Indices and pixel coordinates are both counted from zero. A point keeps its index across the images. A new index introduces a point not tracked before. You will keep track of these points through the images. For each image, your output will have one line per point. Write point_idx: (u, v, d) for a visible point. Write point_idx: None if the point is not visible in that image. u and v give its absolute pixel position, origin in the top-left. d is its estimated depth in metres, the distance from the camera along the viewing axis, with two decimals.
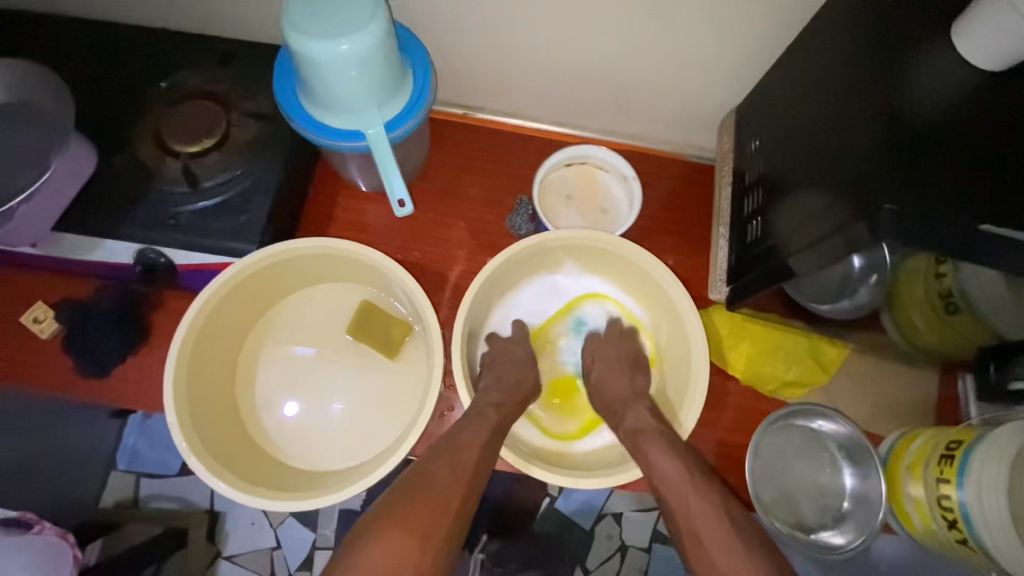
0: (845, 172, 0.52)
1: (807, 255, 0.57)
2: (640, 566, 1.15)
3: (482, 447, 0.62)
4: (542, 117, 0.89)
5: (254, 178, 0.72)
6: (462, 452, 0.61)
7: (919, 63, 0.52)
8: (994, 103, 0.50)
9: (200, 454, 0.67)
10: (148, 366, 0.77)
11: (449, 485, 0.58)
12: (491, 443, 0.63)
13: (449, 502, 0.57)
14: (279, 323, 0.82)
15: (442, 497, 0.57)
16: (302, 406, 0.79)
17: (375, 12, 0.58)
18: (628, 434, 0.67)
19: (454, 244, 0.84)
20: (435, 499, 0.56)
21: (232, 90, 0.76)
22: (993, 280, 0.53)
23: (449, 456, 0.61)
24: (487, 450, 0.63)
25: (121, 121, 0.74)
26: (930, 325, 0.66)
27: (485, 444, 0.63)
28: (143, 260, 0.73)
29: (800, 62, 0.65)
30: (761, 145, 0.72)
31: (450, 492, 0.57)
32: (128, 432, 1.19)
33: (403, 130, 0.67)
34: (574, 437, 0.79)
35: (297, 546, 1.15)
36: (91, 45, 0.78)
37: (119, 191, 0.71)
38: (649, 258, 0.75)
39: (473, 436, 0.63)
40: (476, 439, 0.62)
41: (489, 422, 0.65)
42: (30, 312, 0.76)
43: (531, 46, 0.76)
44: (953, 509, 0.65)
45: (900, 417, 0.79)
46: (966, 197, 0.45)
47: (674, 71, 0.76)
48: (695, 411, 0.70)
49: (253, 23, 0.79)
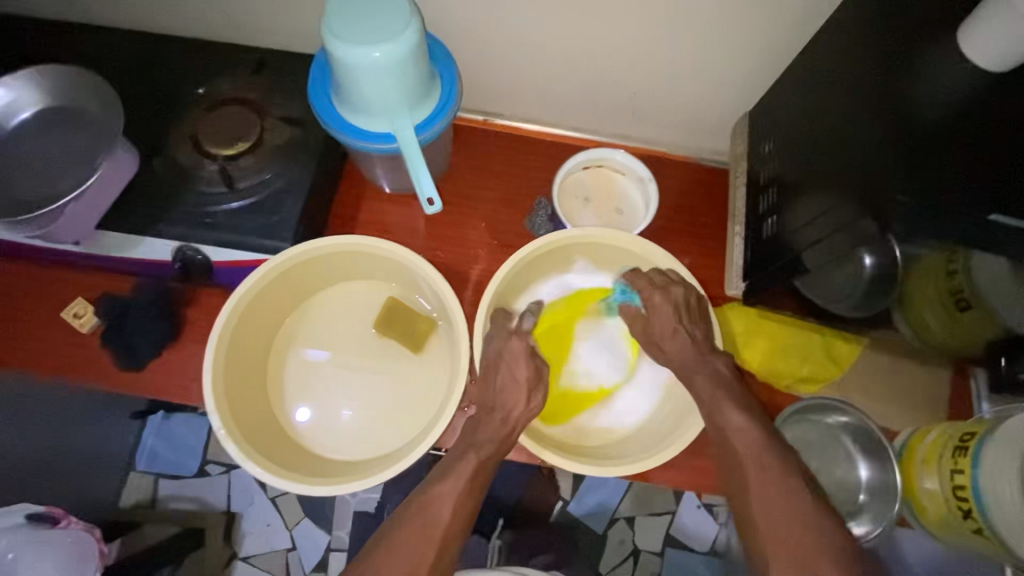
0: (855, 168, 0.54)
1: (822, 248, 0.59)
2: (652, 569, 1.16)
3: (454, 508, 0.61)
4: (558, 122, 0.92)
5: (287, 179, 0.76)
6: (434, 511, 0.60)
7: (925, 67, 0.55)
8: (999, 101, 0.53)
9: (236, 441, 0.70)
10: (181, 360, 0.79)
11: (422, 551, 0.58)
12: (467, 496, 0.62)
13: (420, 566, 0.57)
14: (307, 320, 0.84)
15: (414, 560, 0.58)
16: (329, 400, 0.81)
17: (409, 22, 0.61)
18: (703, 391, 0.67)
19: (475, 244, 0.87)
20: (408, 562, 0.57)
21: (266, 96, 0.80)
22: (1001, 272, 0.55)
23: (422, 517, 0.60)
24: (460, 507, 0.61)
25: (161, 125, 0.78)
26: (942, 322, 0.68)
27: (458, 501, 0.61)
28: (182, 257, 0.76)
29: (809, 68, 0.68)
30: (773, 147, 0.75)
31: (421, 555, 0.58)
32: (148, 433, 1.22)
33: (431, 132, 0.70)
34: (558, 421, 0.79)
35: (313, 547, 1.17)
36: (132, 53, 0.82)
37: (160, 191, 0.75)
38: (666, 256, 0.78)
39: (450, 489, 0.62)
40: (450, 494, 0.62)
41: (467, 467, 0.64)
42: (70, 308, 0.79)
43: (551, 54, 0.79)
44: (968, 499, 0.67)
45: (914, 413, 0.80)
46: (977, 189, 0.48)
47: (688, 77, 0.80)
48: (688, 434, 0.71)
49: (285, 35, 0.83)
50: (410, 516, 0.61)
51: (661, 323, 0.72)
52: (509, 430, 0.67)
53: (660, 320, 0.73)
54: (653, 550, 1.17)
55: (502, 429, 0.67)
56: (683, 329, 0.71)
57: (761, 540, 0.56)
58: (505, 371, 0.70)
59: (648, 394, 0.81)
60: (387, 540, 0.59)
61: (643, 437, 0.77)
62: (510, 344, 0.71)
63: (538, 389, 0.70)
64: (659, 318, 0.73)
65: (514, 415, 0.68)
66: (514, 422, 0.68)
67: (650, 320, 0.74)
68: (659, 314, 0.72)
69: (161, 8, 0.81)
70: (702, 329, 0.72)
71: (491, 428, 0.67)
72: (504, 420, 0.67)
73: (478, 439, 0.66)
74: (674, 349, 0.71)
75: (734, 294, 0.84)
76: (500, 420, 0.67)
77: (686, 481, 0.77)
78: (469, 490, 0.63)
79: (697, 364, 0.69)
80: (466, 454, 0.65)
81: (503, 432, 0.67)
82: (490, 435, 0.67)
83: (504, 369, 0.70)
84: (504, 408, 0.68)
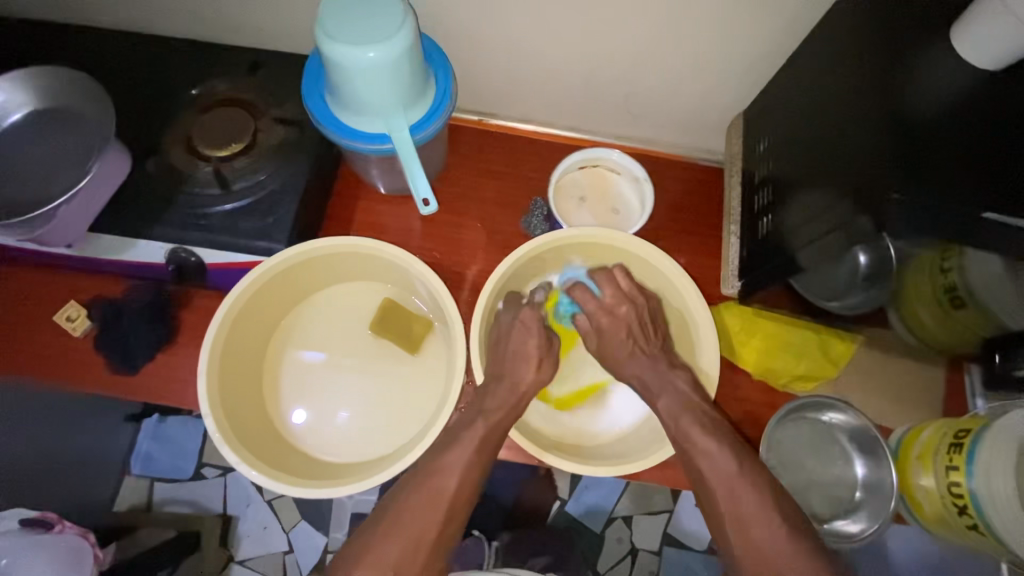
0: (849, 167, 0.55)
1: (816, 247, 0.60)
2: (650, 569, 1.16)
3: (461, 479, 0.60)
4: (554, 122, 0.92)
5: (281, 181, 0.75)
6: (441, 482, 0.60)
7: (919, 65, 0.55)
8: (994, 99, 0.53)
9: (231, 444, 0.69)
10: (175, 363, 0.79)
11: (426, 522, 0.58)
12: (475, 464, 0.62)
13: (424, 536, 0.57)
14: (302, 322, 0.84)
15: (418, 531, 0.57)
16: (325, 403, 0.81)
17: (403, 22, 0.61)
18: (666, 401, 0.68)
19: (472, 244, 0.87)
20: (412, 534, 0.57)
21: (260, 97, 0.80)
22: (996, 269, 0.56)
23: (427, 488, 0.59)
24: (467, 478, 0.61)
25: (154, 127, 0.78)
26: (936, 320, 0.68)
27: (465, 471, 0.61)
28: (175, 259, 0.75)
29: (804, 67, 0.68)
30: (768, 146, 0.75)
31: (425, 525, 0.58)
32: (143, 437, 1.21)
33: (426, 132, 0.70)
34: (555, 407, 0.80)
35: (310, 550, 1.17)
36: (125, 55, 0.81)
37: (153, 193, 0.74)
38: (663, 256, 0.78)
39: (457, 457, 0.61)
40: (457, 464, 0.61)
41: (475, 435, 0.63)
42: (63, 311, 0.78)
43: (546, 54, 0.79)
44: (963, 495, 0.67)
45: (910, 411, 0.81)
46: (971, 187, 0.48)
47: (683, 76, 0.80)
48: (663, 450, 0.71)
49: (279, 35, 0.82)
50: (417, 486, 0.60)
51: (615, 347, 0.71)
52: (519, 398, 0.67)
53: (610, 340, 0.71)
54: (651, 549, 1.17)
55: (511, 399, 0.66)
56: (638, 349, 0.71)
57: (758, 539, 0.56)
58: (516, 342, 0.70)
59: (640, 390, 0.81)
60: (394, 507, 0.59)
61: (633, 440, 0.77)
62: (521, 315, 0.71)
63: (548, 361, 0.70)
64: (613, 341, 0.71)
65: (524, 385, 0.68)
66: (523, 391, 0.68)
67: (601, 343, 0.72)
68: (616, 337, 0.71)
69: (154, 8, 0.81)
70: (658, 349, 0.72)
71: (499, 397, 0.66)
72: (513, 390, 0.67)
73: (487, 407, 0.66)
74: (631, 371, 0.71)
75: (730, 294, 0.84)
76: (508, 389, 0.67)
77: (683, 480, 0.77)
78: (478, 458, 0.62)
79: (659, 385, 0.69)
80: (473, 423, 0.64)
81: (512, 400, 0.66)
82: (499, 402, 0.66)
83: (514, 339, 0.70)
84: (514, 377, 0.68)
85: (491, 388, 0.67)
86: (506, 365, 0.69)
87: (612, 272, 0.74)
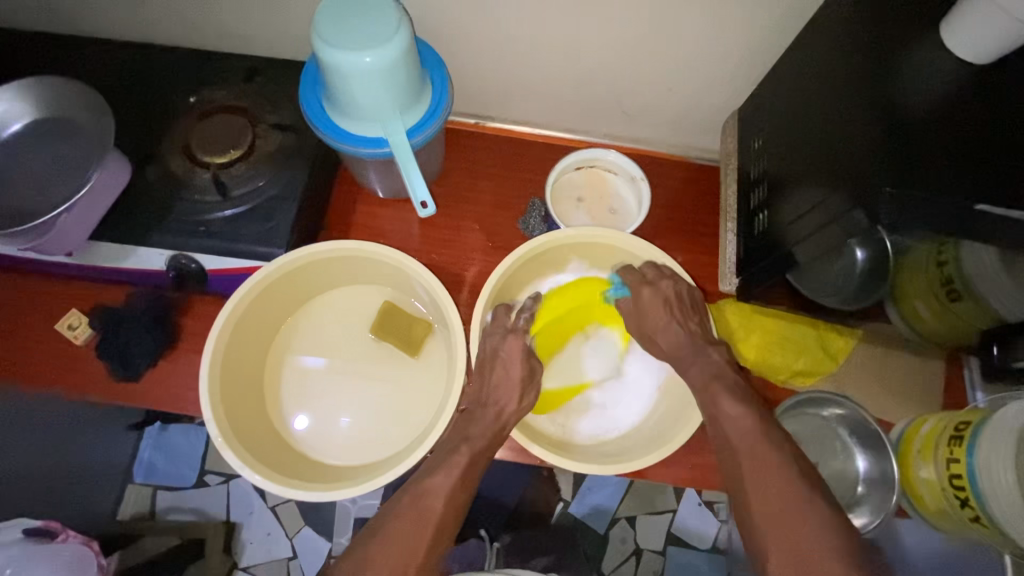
0: (843, 161, 0.55)
1: (813, 241, 0.60)
2: (655, 568, 1.16)
3: (448, 500, 0.60)
4: (550, 124, 0.93)
5: (279, 186, 0.76)
6: (428, 501, 0.59)
7: (909, 60, 0.56)
8: (985, 92, 0.53)
9: (233, 447, 0.69)
10: (176, 369, 0.79)
11: (416, 539, 0.57)
12: (459, 491, 0.61)
13: (413, 554, 0.56)
14: (303, 326, 0.84)
15: (408, 549, 0.56)
16: (327, 407, 0.81)
17: (398, 27, 0.61)
18: None
19: (470, 246, 0.87)
20: (401, 551, 0.56)
21: (257, 104, 0.80)
22: (992, 262, 0.56)
23: (417, 506, 0.59)
24: (453, 500, 0.60)
25: (152, 135, 0.78)
26: (932, 312, 0.69)
27: (451, 493, 0.60)
28: (176, 265, 0.76)
29: (797, 63, 0.68)
30: (763, 144, 0.76)
31: (414, 544, 0.57)
32: (144, 445, 1.22)
33: (423, 135, 0.70)
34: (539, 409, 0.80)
35: (314, 555, 1.17)
36: (122, 64, 0.82)
37: (152, 201, 0.75)
38: (665, 258, 0.78)
39: (442, 482, 0.61)
40: (444, 486, 0.60)
41: (460, 462, 0.62)
42: (65, 319, 0.79)
43: (541, 56, 0.80)
44: (964, 487, 0.67)
45: (912, 405, 0.81)
46: (964, 179, 0.48)
47: (677, 76, 0.80)
48: (655, 455, 0.71)
49: (275, 42, 0.83)
50: (408, 502, 0.60)
51: (653, 317, 0.71)
52: (502, 425, 0.67)
53: (650, 311, 0.72)
54: (655, 548, 1.17)
55: (495, 425, 0.67)
56: (675, 321, 0.70)
57: (761, 534, 0.56)
58: (499, 371, 0.70)
59: (631, 399, 0.81)
60: (382, 526, 0.58)
61: (630, 440, 0.78)
62: (505, 343, 0.71)
63: (529, 389, 0.70)
64: (652, 311, 0.71)
65: (507, 412, 0.68)
66: (506, 419, 0.68)
67: (641, 315, 0.73)
68: (653, 306, 0.71)
69: (150, 17, 0.81)
70: (694, 321, 0.70)
71: (484, 423, 0.66)
72: (496, 417, 0.67)
73: (472, 433, 0.65)
74: (663, 339, 0.70)
75: (728, 290, 0.84)
76: (492, 417, 0.67)
77: (685, 478, 0.77)
78: (463, 480, 0.62)
79: (691, 355, 0.67)
80: (459, 449, 0.64)
81: (495, 427, 0.67)
82: (482, 430, 0.66)
83: (497, 368, 0.70)
84: (497, 404, 0.68)
85: (476, 416, 0.68)
86: (488, 394, 0.69)
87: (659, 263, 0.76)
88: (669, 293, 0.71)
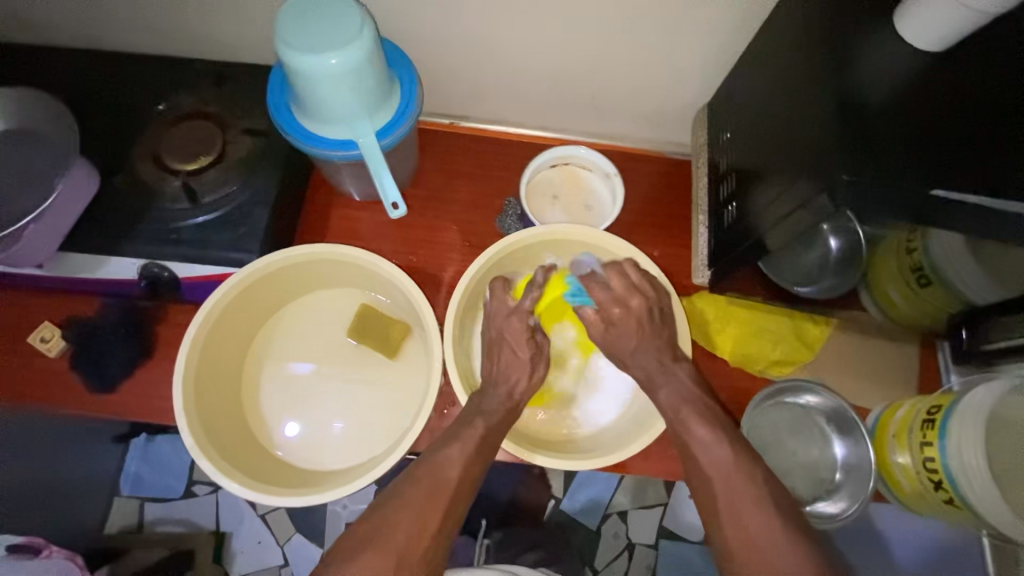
0: (807, 149, 0.56)
1: (781, 229, 0.60)
2: (648, 562, 1.17)
3: (462, 469, 0.64)
4: (524, 122, 0.93)
5: (251, 192, 0.76)
6: (444, 470, 0.63)
7: (867, 47, 0.57)
8: (940, 77, 0.54)
9: (209, 455, 0.69)
10: (153, 379, 0.79)
11: (411, 531, 0.58)
12: (474, 461, 0.65)
13: (429, 521, 0.59)
14: (281, 331, 0.84)
15: (424, 515, 0.59)
16: (308, 413, 0.81)
17: (361, 28, 0.61)
18: None
19: (447, 246, 0.87)
20: (416, 519, 0.59)
21: (227, 110, 0.80)
22: (957, 249, 0.57)
23: (432, 477, 0.62)
24: (468, 470, 0.64)
25: (121, 144, 0.78)
26: (905, 298, 0.70)
27: (466, 463, 0.64)
28: (148, 274, 0.76)
29: (762, 54, 0.69)
30: (732, 136, 0.76)
31: (432, 510, 0.60)
32: (131, 458, 1.20)
33: (393, 137, 0.70)
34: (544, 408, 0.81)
35: (306, 562, 1.16)
36: (89, 72, 0.81)
37: (122, 210, 0.74)
38: (644, 259, 0.78)
39: (457, 452, 0.65)
40: (459, 456, 0.64)
41: (474, 434, 0.66)
42: (36, 333, 0.77)
43: (511, 55, 0.80)
44: (937, 470, 0.68)
45: (888, 390, 0.81)
46: (920, 164, 0.49)
47: (648, 73, 0.81)
48: (629, 450, 0.72)
49: (244, 47, 0.83)
50: (420, 476, 0.62)
51: (622, 338, 0.71)
52: (513, 403, 0.71)
53: (624, 331, 0.71)
54: (647, 542, 1.17)
55: (506, 405, 0.71)
56: (646, 341, 0.71)
57: (740, 523, 0.57)
58: (506, 354, 0.73)
59: (615, 390, 0.82)
60: (392, 501, 0.60)
61: (608, 436, 0.78)
62: (509, 324, 0.73)
63: (539, 363, 0.74)
64: (622, 331, 0.71)
65: (518, 391, 0.72)
66: (516, 396, 0.72)
67: (609, 329, 0.72)
68: (625, 329, 0.71)
69: (116, 25, 0.80)
70: (663, 339, 0.71)
71: (498, 398, 0.71)
72: (508, 397, 0.71)
73: (486, 409, 0.69)
74: (635, 360, 0.71)
75: (701, 283, 0.85)
76: (503, 398, 0.71)
77: (667, 471, 0.78)
78: (476, 455, 0.65)
79: (661, 377, 0.70)
80: (473, 422, 0.68)
81: (508, 403, 0.71)
82: (497, 405, 0.70)
83: (505, 349, 0.73)
84: (508, 381, 0.72)
85: (488, 392, 0.71)
86: (500, 372, 0.73)
87: (621, 266, 0.74)
88: (640, 312, 0.70)
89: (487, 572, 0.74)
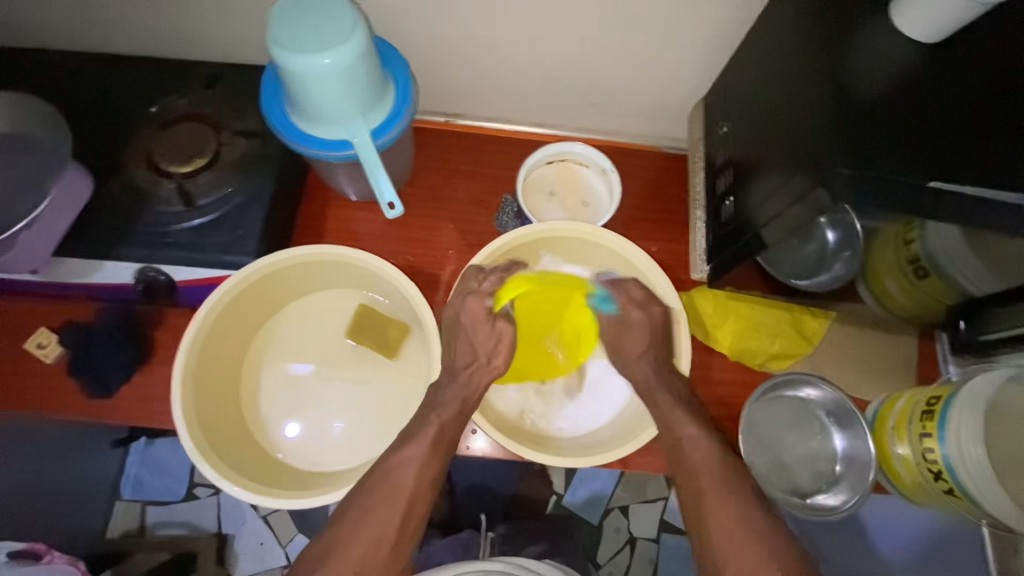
0: (804, 143, 0.55)
1: (778, 223, 0.60)
2: (649, 556, 1.17)
3: (419, 473, 0.66)
4: (519, 119, 0.93)
5: (245, 194, 0.75)
6: (406, 470, 0.65)
7: (863, 39, 0.57)
8: (937, 67, 0.54)
9: (209, 459, 0.69)
10: (151, 382, 0.79)
11: (384, 529, 0.62)
12: (431, 459, 0.67)
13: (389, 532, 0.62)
14: (278, 333, 0.84)
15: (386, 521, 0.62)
16: (307, 417, 0.80)
17: (354, 26, 0.60)
18: None
19: (444, 245, 0.87)
20: (377, 528, 0.62)
21: (221, 112, 0.79)
22: (954, 239, 0.57)
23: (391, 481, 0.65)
24: (425, 470, 0.66)
25: (113, 147, 0.77)
26: (902, 290, 0.71)
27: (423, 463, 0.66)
28: (144, 278, 0.75)
29: (758, 47, 0.69)
30: (728, 130, 0.76)
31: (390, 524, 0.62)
32: (131, 461, 1.20)
33: (388, 135, 0.70)
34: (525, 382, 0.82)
35: None
36: (78, 75, 0.80)
37: (116, 214, 0.74)
38: (645, 259, 0.78)
39: (414, 452, 0.67)
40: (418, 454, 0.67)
41: (432, 428, 0.69)
42: (34, 338, 0.77)
43: (505, 51, 0.79)
44: (937, 461, 0.68)
45: (886, 382, 0.82)
46: (921, 156, 0.49)
47: (643, 69, 0.81)
48: (627, 448, 0.72)
49: (236, 47, 0.82)
50: (375, 486, 0.64)
51: (632, 341, 0.75)
52: (472, 392, 0.72)
53: (633, 339, 0.75)
54: (649, 536, 1.17)
55: (464, 393, 0.72)
56: (649, 354, 0.74)
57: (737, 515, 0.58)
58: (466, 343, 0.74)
59: (613, 383, 0.82)
60: (351, 517, 0.62)
61: (608, 432, 0.78)
62: (466, 306, 0.74)
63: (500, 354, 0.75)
64: (634, 336, 0.75)
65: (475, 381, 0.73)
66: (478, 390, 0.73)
67: (620, 334, 0.76)
68: (636, 335, 0.75)
69: (106, 27, 0.80)
70: (670, 351, 0.75)
71: (455, 390, 0.72)
72: (467, 383, 0.72)
73: (441, 405, 0.71)
74: (637, 365, 0.75)
75: (699, 278, 0.85)
76: (462, 382, 0.72)
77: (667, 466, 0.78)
78: (433, 451, 0.68)
79: (659, 382, 0.72)
80: (429, 418, 0.70)
81: (468, 392, 0.72)
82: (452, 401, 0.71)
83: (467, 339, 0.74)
84: (467, 368, 0.73)
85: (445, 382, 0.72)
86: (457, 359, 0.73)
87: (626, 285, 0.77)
88: (660, 319, 0.74)
89: (491, 563, 0.74)
